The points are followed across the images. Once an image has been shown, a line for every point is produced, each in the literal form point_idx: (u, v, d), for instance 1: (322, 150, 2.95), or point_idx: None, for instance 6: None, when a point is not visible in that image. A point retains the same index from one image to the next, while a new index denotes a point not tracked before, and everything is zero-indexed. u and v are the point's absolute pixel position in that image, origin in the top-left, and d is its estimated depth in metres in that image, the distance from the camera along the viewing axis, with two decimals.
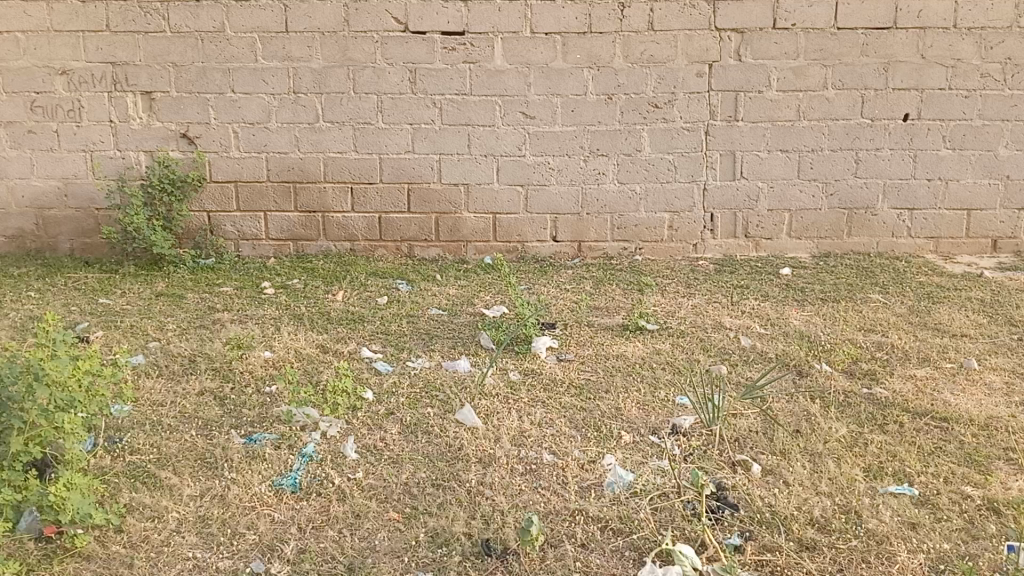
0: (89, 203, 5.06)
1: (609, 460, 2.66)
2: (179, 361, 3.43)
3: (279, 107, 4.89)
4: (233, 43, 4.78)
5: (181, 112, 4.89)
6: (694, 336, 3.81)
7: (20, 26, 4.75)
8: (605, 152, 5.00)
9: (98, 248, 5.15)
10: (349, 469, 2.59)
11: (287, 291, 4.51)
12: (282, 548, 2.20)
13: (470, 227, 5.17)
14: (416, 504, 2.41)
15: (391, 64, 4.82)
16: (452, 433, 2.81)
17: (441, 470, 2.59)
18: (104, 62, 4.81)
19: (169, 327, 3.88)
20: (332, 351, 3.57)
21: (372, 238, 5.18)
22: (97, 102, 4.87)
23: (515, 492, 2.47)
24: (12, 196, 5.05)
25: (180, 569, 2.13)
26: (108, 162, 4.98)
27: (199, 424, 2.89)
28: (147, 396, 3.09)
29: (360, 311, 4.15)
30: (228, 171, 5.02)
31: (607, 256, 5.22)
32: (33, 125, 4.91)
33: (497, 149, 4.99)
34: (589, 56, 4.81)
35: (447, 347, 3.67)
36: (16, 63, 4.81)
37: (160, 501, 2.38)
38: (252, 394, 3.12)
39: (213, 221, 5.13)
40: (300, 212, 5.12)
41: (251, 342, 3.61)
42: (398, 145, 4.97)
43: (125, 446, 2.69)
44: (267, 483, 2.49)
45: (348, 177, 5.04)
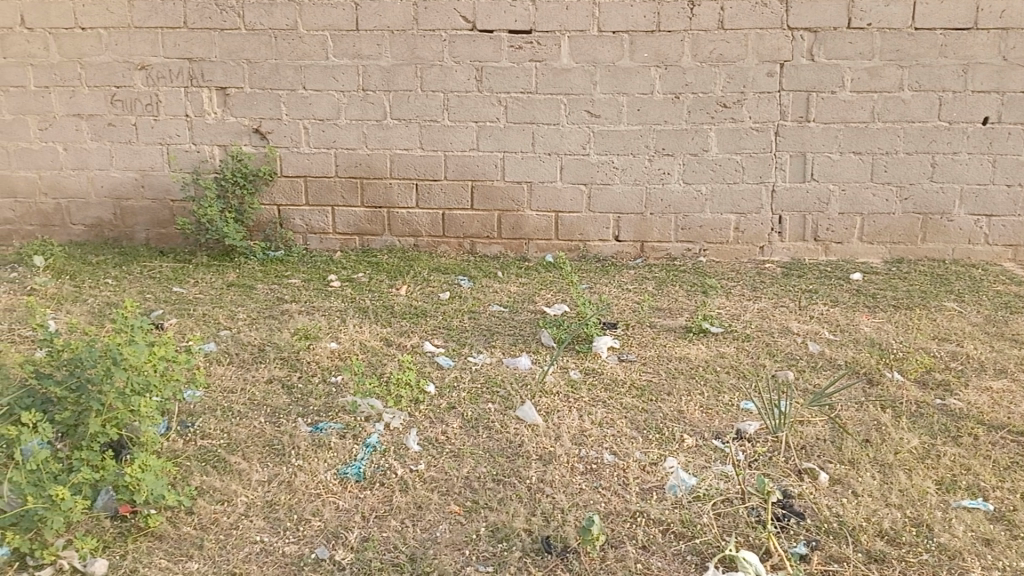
0: (165, 194, 5.24)
1: (672, 462, 2.63)
2: (248, 349, 3.53)
3: (348, 104, 4.97)
4: (305, 41, 4.88)
5: (254, 108, 5.02)
6: (759, 340, 3.74)
7: (103, 22, 4.94)
8: (671, 151, 4.94)
9: (173, 239, 5.33)
10: (411, 460, 2.62)
11: (352, 285, 4.59)
12: (346, 535, 2.24)
13: (532, 224, 5.17)
14: (477, 498, 2.42)
15: (458, 62, 4.86)
16: (513, 429, 2.82)
17: (501, 465, 2.60)
18: (182, 58, 4.97)
19: (240, 316, 3.99)
20: (396, 345, 3.62)
21: (435, 234, 5.23)
22: (174, 96, 5.04)
23: (575, 491, 2.46)
24: (93, 187, 5.26)
25: (248, 552, 2.18)
26: (184, 156, 5.15)
27: (268, 411, 2.96)
28: (218, 382, 3.18)
29: (423, 306, 4.20)
30: (298, 166, 5.13)
31: (670, 256, 5.17)
32: (113, 119, 5.11)
33: (561, 147, 4.98)
34: (656, 55, 4.76)
35: (508, 343, 3.68)
36: (99, 58, 5.01)
37: (229, 485, 2.45)
38: (318, 383, 3.19)
39: (282, 215, 5.25)
40: (366, 207, 5.20)
41: (318, 333, 3.70)
42: (463, 142, 5.01)
43: (197, 430, 2.78)
44: (332, 472, 2.54)
45: (414, 174, 5.10)
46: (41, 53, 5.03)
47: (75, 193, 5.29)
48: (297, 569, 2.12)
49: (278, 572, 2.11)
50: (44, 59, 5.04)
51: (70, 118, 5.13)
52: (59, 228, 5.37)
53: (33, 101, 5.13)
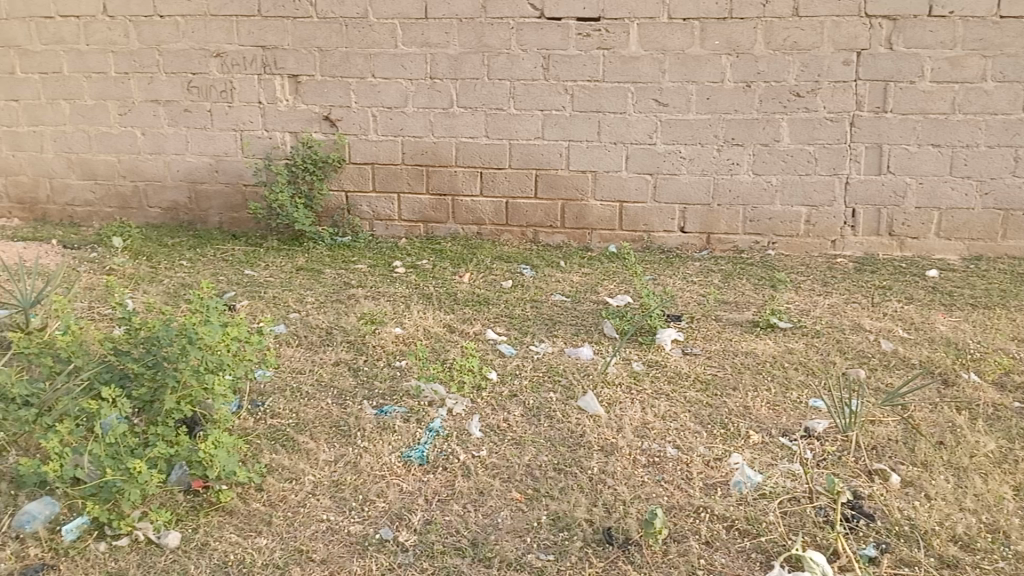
0: (238, 179, 5.38)
1: (737, 459, 2.58)
2: (316, 332, 3.61)
3: (415, 92, 5.02)
4: (375, 29, 4.94)
5: (324, 96, 5.11)
6: (829, 337, 3.65)
7: (181, 10, 5.09)
8: (741, 142, 4.84)
9: (245, 223, 5.48)
10: (473, 446, 2.64)
11: (416, 271, 4.64)
12: (409, 518, 2.27)
13: (596, 214, 5.14)
14: (539, 486, 2.43)
15: (525, 50, 4.84)
16: (575, 419, 2.82)
17: (563, 455, 2.60)
18: (256, 46, 5.08)
19: (308, 299, 4.08)
20: (459, 331, 3.65)
21: (499, 222, 5.25)
22: (247, 83, 5.16)
23: (638, 483, 2.45)
24: (169, 171, 5.44)
25: (315, 530, 2.23)
26: (256, 142, 5.27)
27: (335, 393, 3.02)
28: (287, 363, 3.27)
29: (486, 294, 4.22)
30: (366, 154, 5.20)
31: (737, 249, 5.07)
32: (189, 105, 5.26)
33: (627, 136, 4.93)
34: (728, 43, 4.67)
35: (570, 333, 3.68)
36: (176, 46, 5.16)
37: (297, 464, 2.52)
38: (383, 367, 3.24)
39: (350, 201, 5.34)
40: (431, 195, 5.25)
41: (384, 318, 3.75)
42: (528, 130, 5.00)
43: (267, 409, 2.86)
44: (397, 455, 2.58)
45: (478, 162, 5.12)
46: (121, 40, 5.21)
47: (153, 177, 5.47)
48: (362, 549, 2.16)
49: (344, 550, 2.15)
50: (124, 46, 5.22)
51: (148, 104, 5.31)
52: (137, 210, 5.57)
53: (113, 87, 5.32)
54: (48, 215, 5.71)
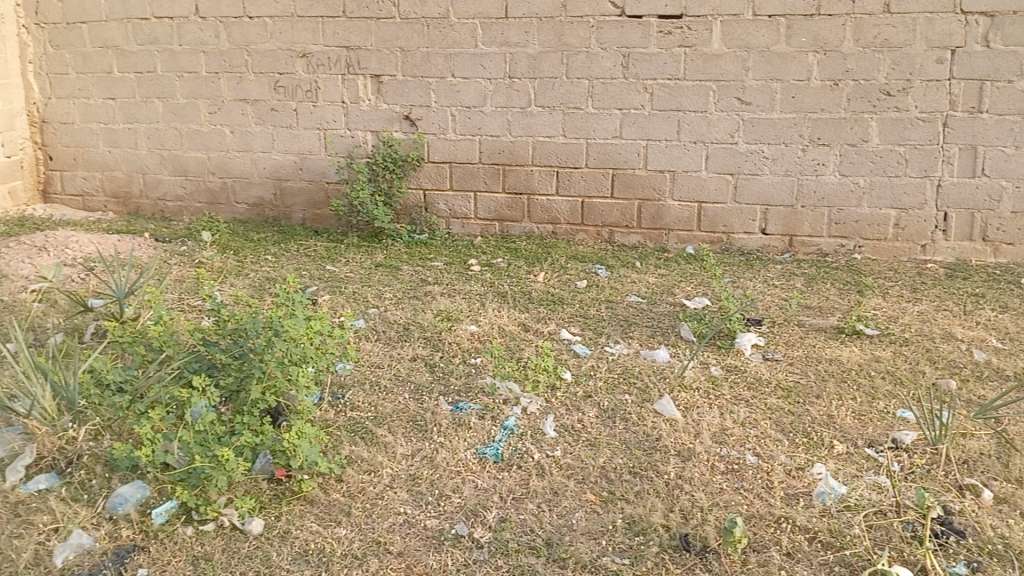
0: (321, 177, 5.52)
1: (820, 469, 2.51)
2: (394, 328, 3.67)
3: (494, 91, 5.04)
4: (456, 29, 4.99)
5: (405, 95, 5.19)
6: (918, 346, 3.50)
7: (269, 12, 5.25)
8: (827, 141, 4.69)
9: (327, 219, 5.62)
10: (548, 446, 2.65)
11: (491, 269, 4.67)
12: (485, 514, 2.29)
13: (674, 214, 5.07)
14: (613, 489, 2.41)
15: (605, 49, 4.81)
16: (651, 422, 2.78)
17: (638, 458, 2.57)
18: (340, 46, 5.20)
19: (386, 295, 4.15)
20: (533, 331, 3.65)
21: (574, 221, 5.23)
22: (331, 83, 5.29)
23: (716, 490, 2.40)
24: (255, 168, 5.62)
25: (393, 522, 2.26)
26: (339, 140, 5.40)
27: (412, 387, 3.07)
28: (366, 357, 3.33)
29: (560, 293, 4.21)
30: (444, 153, 5.26)
31: (821, 252, 4.92)
32: (276, 104, 5.42)
33: (708, 135, 4.84)
34: (815, 40, 4.53)
35: (646, 335, 3.63)
36: (264, 46, 5.33)
37: (376, 457, 2.56)
38: (459, 364, 3.27)
39: (427, 199, 5.41)
40: (507, 194, 5.27)
41: (460, 316, 3.79)
42: (606, 130, 4.97)
43: (347, 402, 2.92)
44: (472, 451, 2.61)
45: (555, 161, 5.11)
46: (212, 41, 5.41)
47: (240, 173, 5.66)
48: (438, 543, 2.18)
49: (420, 543, 2.18)
50: (215, 46, 5.42)
51: (237, 103, 5.50)
52: (224, 206, 5.78)
53: (204, 86, 5.53)
54: (141, 209, 5.98)
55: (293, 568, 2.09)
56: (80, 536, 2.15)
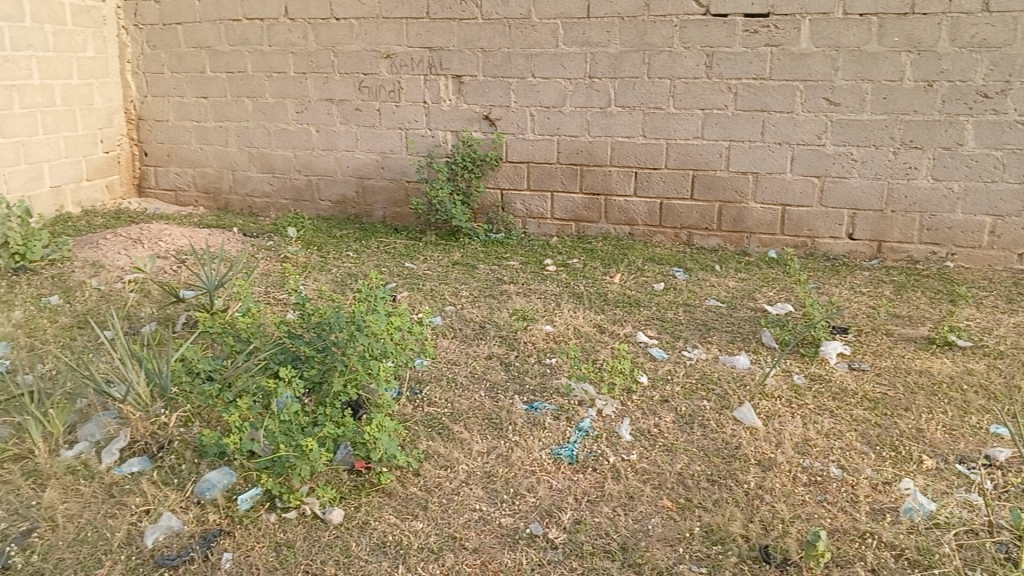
0: (401, 175, 5.62)
1: (907, 484, 2.42)
2: (471, 326, 3.71)
3: (574, 91, 5.03)
4: (537, 29, 5.00)
5: (485, 96, 5.23)
6: (1015, 359, 3.33)
7: (355, 13, 5.37)
8: (920, 144, 4.51)
9: (406, 217, 5.72)
10: (624, 449, 2.63)
11: (567, 270, 4.66)
12: (559, 515, 2.29)
13: (756, 217, 4.95)
14: (691, 496, 2.38)
15: (688, 48, 4.74)
16: (730, 430, 2.73)
17: (717, 466, 2.53)
18: (423, 47, 5.28)
19: (463, 293, 4.19)
20: (609, 332, 3.63)
21: (652, 223, 5.17)
22: (414, 84, 5.38)
23: (797, 502, 2.34)
24: (339, 166, 5.76)
25: (469, 518, 2.29)
26: (420, 140, 5.48)
27: (487, 386, 3.10)
28: (443, 354, 3.38)
29: (637, 295, 4.17)
30: (523, 153, 5.28)
31: (911, 259, 4.73)
32: (360, 104, 5.55)
33: (794, 137, 4.71)
34: (908, 39, 4.37)
35: (726, 340, 3.57)
36: (350, 47, 5.46)
37: (452, 453, 2.60)
38: (534, 364, 3.28)
39: (505, 199, 5.44)
40: (584, 194, 5.25)
41: (535, 316, 3.81)
42: (687, 130, 4.90)
43: (424, 397, 2.97)
44: (547, 451, 2.61)
45: (634, 162, 5.07)
46: (301, 42, 5.57)
47: (324, 171, 5.81)
48: (512, 542, 2.19)
49: (495, 541, 2.19)
50: (303, 47, 5.58)
51: (322, 102, 5.65)
52: (309, 203, 5.95)
53: (292, 86, 5.70)
54: (230, 204, 6.20)
55: (372, 558, 2.12)
56: (169, 518, 2.22)
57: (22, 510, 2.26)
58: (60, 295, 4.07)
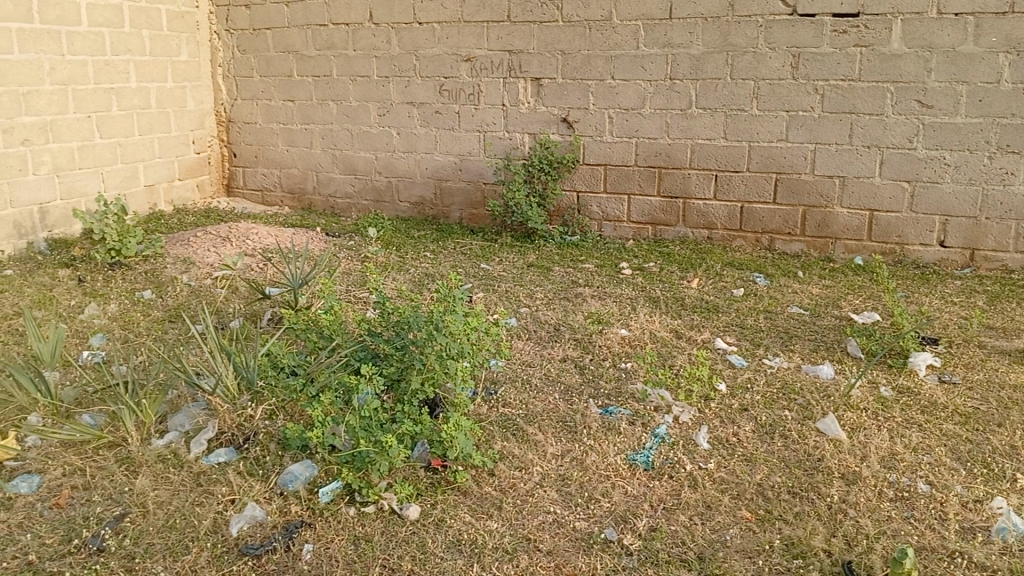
0: (479, 177, 5.68)
1: (1001, 503, 2.30)
2: (546, 328, 3.72)
3: (654, 93, 4.98)
4: (618, 31, 4.97)
5: (564, 98, 5.23)
6: None
7: (438, 17, 5.45)
8: (1018, 148, 4.31)
9: (483, 219, 5.77)
10: (701, 458, 2.58)
11: (644, 274, 4.61)
12: (635, 522, 2.26)
13: (842, 222, 4.80)
14: (771, 508, 2.32)
15: (774, 49, 4.63)
16: (813, 441, 2.65)
17: (799, 478, 2.46)
18: (503, 50, 5.32)
19: (538, 295, 4.20)
20: (687, 338, 3.58)
21: (732, 227, 5.07)
22: (493, 86, 5.42)
23: (883, 518, 2.26)
24: (418, 168, 5.85)
25: (543, 521, 2.29)
26: (498, 142, 5.52)
27: (562, 388, 3.10)
28: (518, 355, 3.40)
29: (715, 301, 4.10)
30: (600, 155, 5.26)
31: (1007, 269, 4.52)
32: (440, 107, 5.63)
33: (883, 140, 4.55)
34: (1007, 39, 4.18)
35: (808, 349, 3.47)
36: (432, 51, 5.54)
37: (527, 454, 2.61)
38: (609, 368, 3.26)
39: (581, 202, 5.43)
40: (662, 197, 5.19)
41: (611, 319, 3.78)
42: (771, 132, 4.78)
43: (499, 397, 2.99)
44: (622, 456, 2.59)
45: (715, 165, 4.98)
46: (384, 46, 5.69)
47: (404, 173, 5.92)
48: (587, 545, 2.18)
49: (569, 544, 2.18)
50: (386, 51, 5.70)
51: (404, 105, 5.75)
52: (388, 204, 6.07)
53: (375, 89, 5.82)
54: (314, 204, 6.38)
55: (447, 556, 2.14)
56: (253, 508, 2.29)
57: (116, 495, 2.37)
58: (153, 290, 4.26)
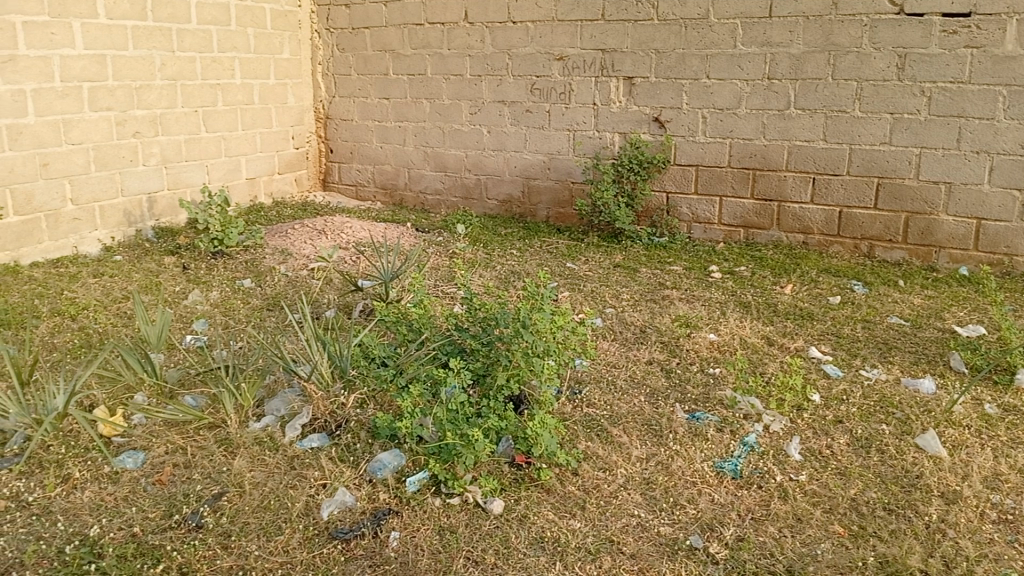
0: (567, 176, 5.67)
1: None
2: (632, 329, 3.68)
3: (750, 93, 4.86)
4: (715, 30, 4.87)
5: (656, 97, 5.17)
6: None
7: (532, 16, 5.47)
8: None
9: (570, 218, 5.76)
10: (792, 469, 2.51)
11: (734, 278, 4.51)
12: (721, 530, 2.22)
13: (947, 230, 4.58)
14: (865, 524, 2.24)
15: (878, 49, 4.45)
16: (911, 457, 2.54)
17: (895, 495, 2.36)
18: (596, 49, 5.29)
19: (624, 296, 4.17)
20: (778, 345, 3.48)
21: (829, 232, 4.90)
22: (585, 85, 5.41)
23: (984, 541, 2.15)
24: (507, 166, 5.89)
25: (626, 524, 2.27)
26: (588, 141, 5.50)
27: (647, 391, 3.07)
28: (603, 356, 3.38)
29: (809, 308, 3.97)
30: (692, 155, 5.17)
31: None
32: (531, 105, 5.65)
33: (994, 145, 4.32)
34: None
35: (908, 361, 3.33)
36: (525, 50, 5.57)
37: (611, 456, 2.59)
38: (696, 372, 3.21)
39: (671, 203, 5.36)
40: (756, 199, 5.06)
41: (699, 323, 3.72)
42: (873, 135, 4.59)
43: (584, 397, 2.99)
44: (709, 463, 2.55)
45: (813, 167, 4.81)
46: (478, 45, 5.76)
47: (493, 171, 5.97)
48: (672, 551, 2.15)
49: (653, 549, 2.16)
50: (479, 50, 5.76)
51: (495, 104, 5.80)
52: (477, 201, 6.13)
53: (468, 88, 5.89)
54: (405, 200, 6.51)
55: (529, 552, 2.15)
56: (343, 494, 2.36)
57: (215, 474, 2.48)
58: (253, 279, 4.44)
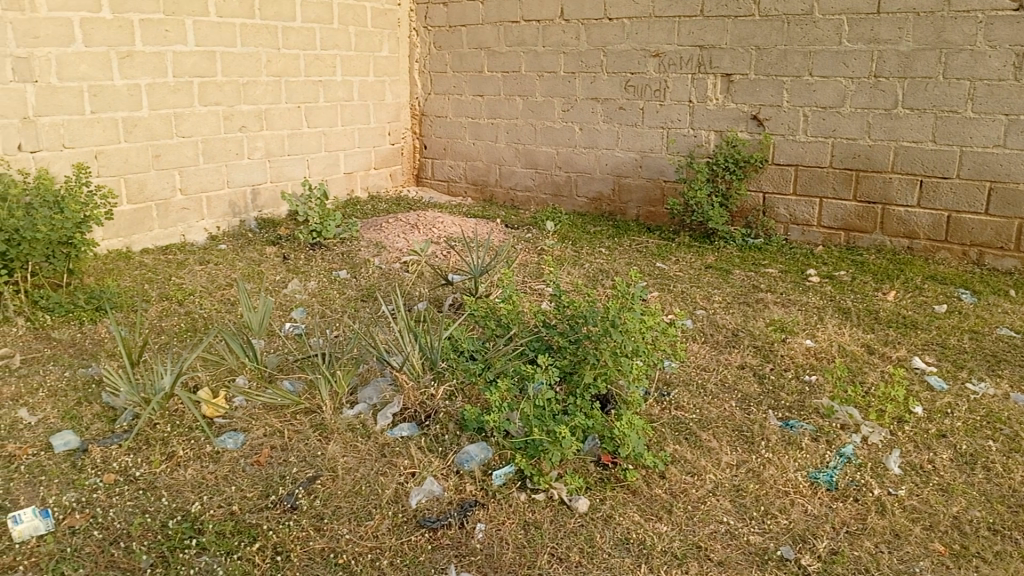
0: (660, 175, 5.59)
1: None
2: (724, 332, 3.61)
3: (855, 92, 4.67)
4: (819, 26, 4.71)
5: (756, 95, 5.03)
6: None
7: (629, 13, 5.42)
8: None
9: (661, 217, 5.68)
10: (891, 484, 2.41)
11: (833, 282, 4.35)
12: (814, 542, 2.15)
13: None
14: (968, 543, 2.13)
15: (995, 47, 4.21)
16: (1020, 477, 2.41)
17: (1001, 515, 2.24)
18: (694, 46, 5.20)
19: (715, 297, 4.09)
20: (879, 354, 3.34)
21: (936, 238, 4.66)
22: (681, 83, 5.32)
23: None
24: (599, 164, 5.86)
25: (714, 530, 2.22)
26: (682, 139, 5.41)
27: (739, 395, 3.00)
28: (693, 358, 3.32)
29: (913, 316, 3.79)
30: (791, 155, 5.02)
31: None
32: (625, 103, 5.60)
33: None
34: None
35: (1019, 376, 3.14)
36: (620, 46, 5.52)
37: (698, 461, 2.55)
38: (791, 379, 3.12)
39: (768, 203, 5.21)
40: (858, 202, 4.86)
41: (795, 328, 3.60)
42: (987, 137, 4.35)
43: (673, 399, 2.94)
44: (803, 472, 2.48)
45: (921, 169, 4.59)
46: (573, 42, 5.74)
47: (584, 168, 5.95)
48: (761, 561, 2.10)
49: (742, 557, 2.11)
50: (575, 47, 5.74)
51: (589, 101, 5.78)
52: (567, 198, 6.12)
53: (562, 85, 5.89)
54: (495, 196, 6.57)
55: (614, 552, 2.14)
56: (431, 483, 2.41)
57: (310, 458, 2.57)
58: (348, 270, 4.58)
